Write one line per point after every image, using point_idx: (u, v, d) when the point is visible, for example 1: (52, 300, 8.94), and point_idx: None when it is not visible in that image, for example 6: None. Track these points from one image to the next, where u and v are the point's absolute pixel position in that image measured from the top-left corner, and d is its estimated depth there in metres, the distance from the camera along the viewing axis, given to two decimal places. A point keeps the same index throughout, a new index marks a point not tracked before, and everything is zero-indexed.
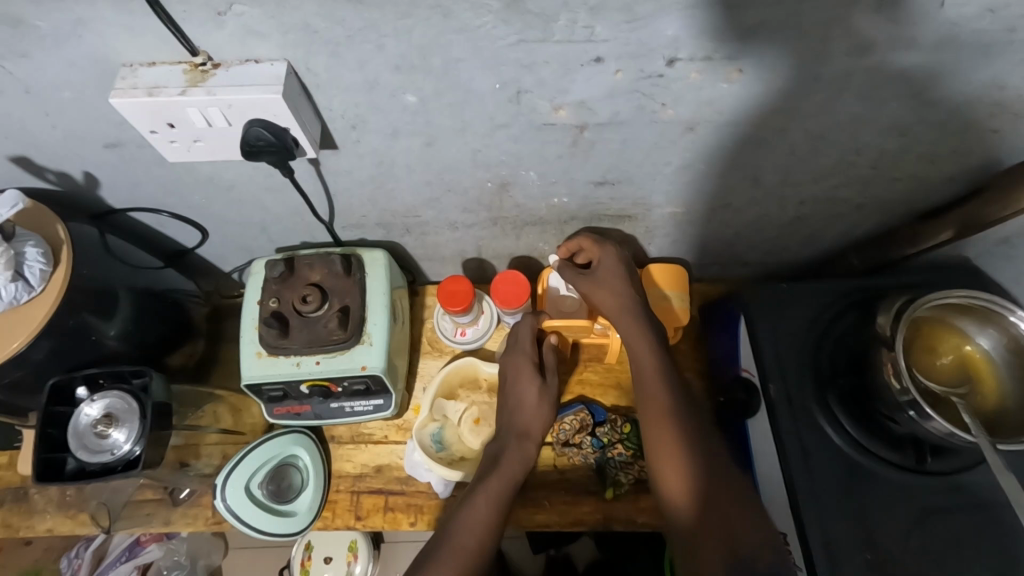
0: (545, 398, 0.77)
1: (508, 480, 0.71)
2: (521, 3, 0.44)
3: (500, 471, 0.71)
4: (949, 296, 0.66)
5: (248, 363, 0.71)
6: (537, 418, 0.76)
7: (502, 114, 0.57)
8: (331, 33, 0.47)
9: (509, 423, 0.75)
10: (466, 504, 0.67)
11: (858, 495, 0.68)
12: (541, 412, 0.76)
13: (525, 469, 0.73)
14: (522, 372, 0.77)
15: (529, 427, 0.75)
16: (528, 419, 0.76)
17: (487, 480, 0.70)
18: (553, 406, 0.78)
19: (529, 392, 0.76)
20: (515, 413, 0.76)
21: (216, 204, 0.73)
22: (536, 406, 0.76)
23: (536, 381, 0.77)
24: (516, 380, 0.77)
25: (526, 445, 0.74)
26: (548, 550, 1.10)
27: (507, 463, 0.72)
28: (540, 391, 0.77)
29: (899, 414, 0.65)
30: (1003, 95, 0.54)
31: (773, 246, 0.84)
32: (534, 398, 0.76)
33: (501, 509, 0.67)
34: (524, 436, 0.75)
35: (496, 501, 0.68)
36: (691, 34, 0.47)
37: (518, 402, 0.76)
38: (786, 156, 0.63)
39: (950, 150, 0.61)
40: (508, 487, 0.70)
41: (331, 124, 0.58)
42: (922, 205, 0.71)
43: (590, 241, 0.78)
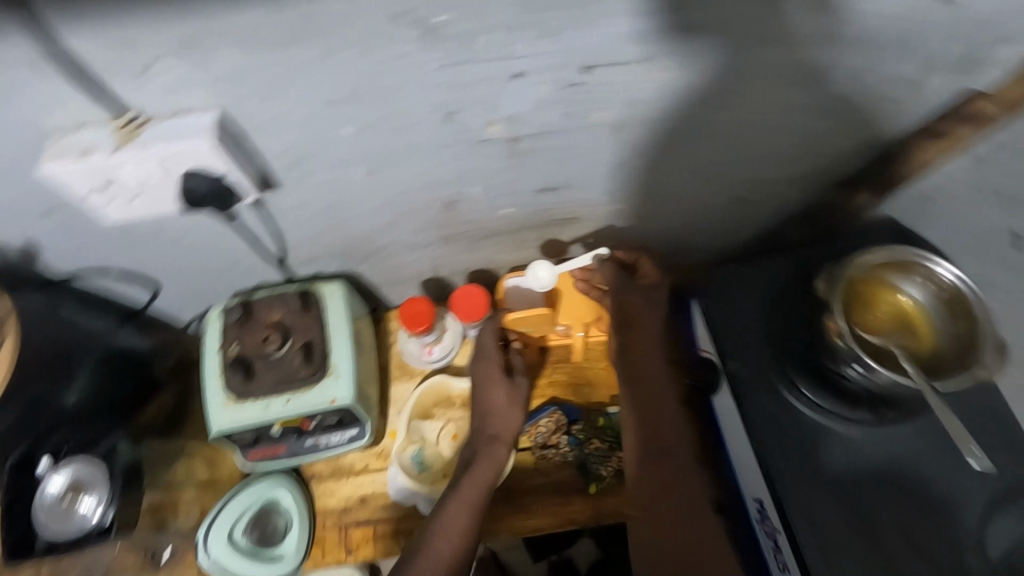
0: (515, 399, 0.81)
1: (484, 483, 0.73)
2: (440, 31, 0.46)
3: (474, 477, 0.73)
4: (869, 255, 0.72)
5: (216, 412, 0.71)
6: (509, 420, 0.80)
7: (438, 136, 0.58)
8: (258, 77, 0.48)
9: (483, 429, 0.79)
10: (446, 506, 0.70)
11: (826, 451, 0.72)
12: (511, 414, 0.80)
13: (497, 472, 0.76)
14: (489, 375, 0.81)
15: (501, 431, 0.79)
16: (500, 423, 0.79)
17: (463, 480, 0.73)
18: (524, 406, 0.81)
19: (500, 395, 0.80)
20: (489, 418, 0.80)
21: (166, 257, 0.72)
22: (506, 408, 0.80)
23: (502, 385, 0.81)
24: (484, 384, 0.81)
25: (499, 448, 0.78)
26: (549, 556, 1.10)
27: (485, 465, 0.75)
28: (508, 393, 0.81)
29: (848, 370, 0.69)
30: (896, 67, 0.58)
31: (716, 229, 0.88)
32: (504, 401, 0.80)
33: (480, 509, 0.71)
34: (497, 440, 0.78)
35: (475, 505, 0.70)
36: (605, 43, 0.50)
37: (490, 407, 0.80)
38: (712, 143, 0.67)
39: (858, 120, 0.66)
40: (484, 487, 0.73)
41: (270, 164, 0.59)
42: (844, 173, 0.76)
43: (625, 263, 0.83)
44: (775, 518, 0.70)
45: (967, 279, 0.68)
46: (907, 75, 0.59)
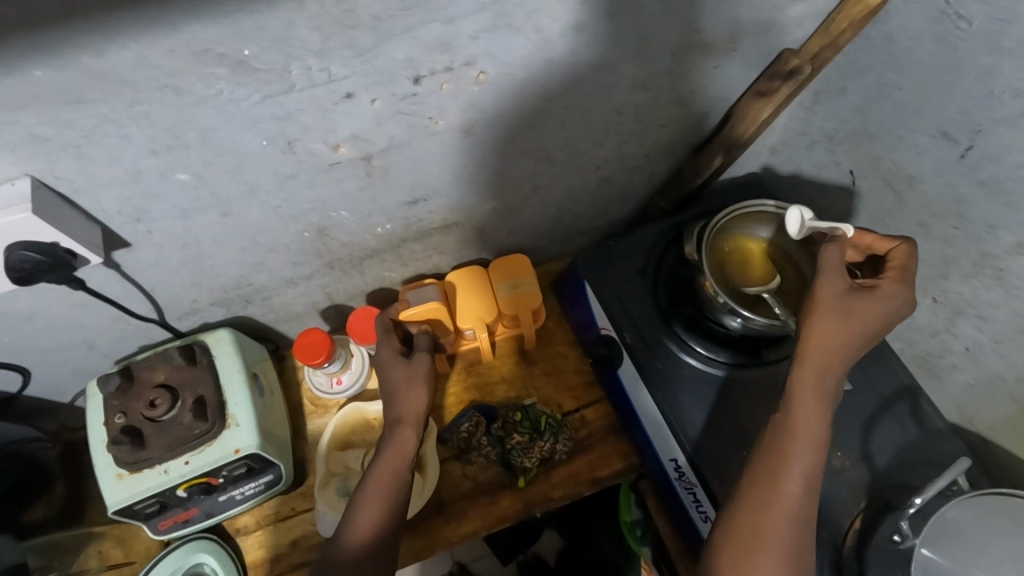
0: (415, 378, 0.76)
1: (394, 470, 0.70)
2: (247, 64, 0.46)
3: (382, 466, 0.70)
4: (722, 216, 0.77)
5: (111, 489, 0.67)
6: (413, 400, 0.75)
7: (284, 166, 0.58)
8: (63, 137, 0.46)
9: (388, 414, 0.75)
10: (355, 506, 0.68)
11: (721, 401, 0.76)
12: (415, 393, 0.75)
13: (408, 454, 0.71)
14: (384, 359, 0.77)
15: (405, 411, 0.74)
16: (404, 405, 0.74)
17: (371, 473, 0.70)
18: (427, 381, 0.76)
19: (397, 374, 0.76)
20: (392, 401, 0.75)
21: (23, 338, 0.68)
22: (406, 388, 0.75)
23: (398, 365, 0.76)
24: (384, 368, 0.77)
25: (404, 430, 0.73)
26: (517, 556, 1.10)
27: (391, 454, 0.71)
28: (405, 372, 0.76)
29: (731, 321, 0.75)
30: (705, 36, 0.63)
31: (596, 211, 0.91)
32: (403, 382, 0.75)
33: (390, 504, 0.68)
34: (400, 422, 0.73)
35: (383, 500, 0.68)
36: (422, 52, 0.51)
37: (390, 391, 0.75)
38: (563, 131, 0.70)
39: (690, 90, 0.71)
40: (394, 480, 0.69)
41: (110, 223, 0.56)
42: (693, 141, 0.82)
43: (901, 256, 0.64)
44: (691, 473, 0.74)
45: None
46: (716, 42, 0.64)
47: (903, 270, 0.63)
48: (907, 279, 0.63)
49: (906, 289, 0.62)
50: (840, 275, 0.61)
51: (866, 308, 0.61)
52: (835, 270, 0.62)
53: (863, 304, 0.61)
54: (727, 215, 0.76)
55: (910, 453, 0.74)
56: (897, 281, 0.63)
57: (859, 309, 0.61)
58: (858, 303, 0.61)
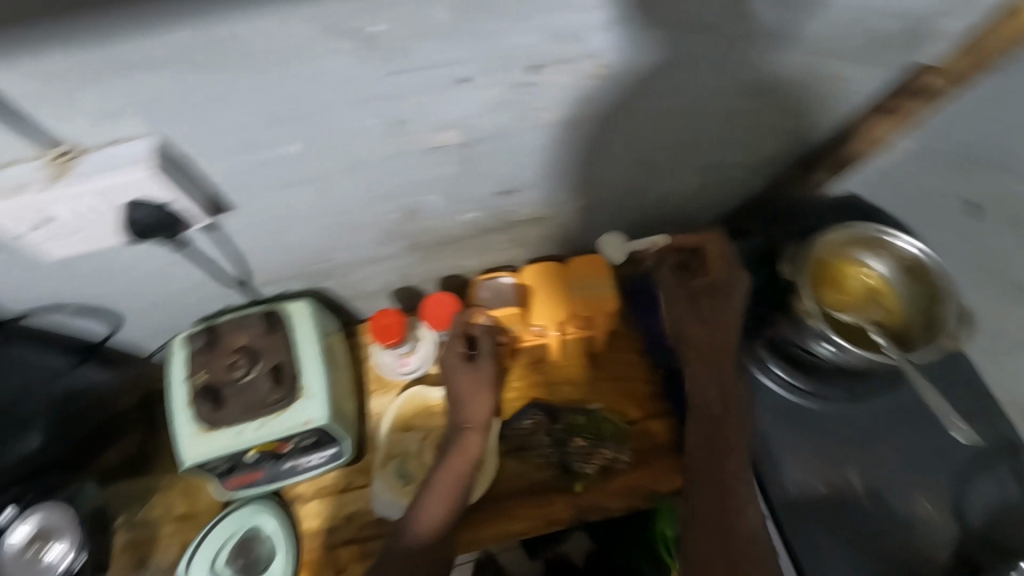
0: (481, 383, 0.78)
1: (460, 474, 0.72)
2: (374, 41, 0.45)
3: (449, 468, 0.72)
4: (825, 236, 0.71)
5: (187, 443, 0.69)
6: (479, 405, 0.77)
7: (387, 146, 0.58)
8: (190, 101, 0.47)
9: (453, 418, 0.77)
10: (420, 504, 0.69)
11: (799, 431, 0.73)
12: (481, 399, 0.78)
13: (472, 459, 0.73)
14: (451, 364, 0.79)
15: (472, 417, 0.76)
16: (471, 409, 0.77)
17: (435, 474, 0.72)
18: (493, 387, 0.79)
19: (464, 380, 0.78)
20: (458, 404, 0.78)
21: (120, 290, 0.70)
22: (473, 393, 0.78)
23: (465, 370, 0.79)
24: (449, 371, 0.79)
25: (470, 435, 0.75)
26: (545, 552, 1.06)
27: (457, 457, 0.73)
28: (472, 376, 0.78)
29: (819, 348, 0.70)
30: (839, 46, 0.59)
31: (682, 216, 0.88)
32: (469, 387, 0.78)
33: (453, 505, 0.70)
34: (467, 427, 0.75)
35: (449, 501, 0.70)
36: (545, 41, 0.50)
37: (457, 394, 0.78)
38: (667, 134, 0.68)
39: (810, 101, 0.67)
40: (458, 483, 0.71)
41: (217, 187, 0.57)
42: (799, 154, 0.77)
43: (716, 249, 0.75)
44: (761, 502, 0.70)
45: (930, 252, 0.70)
46: (849, 53, 0.60)
47: (721, 255, 0.75)
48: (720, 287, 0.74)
49: (729, 272, 0.74)
50: (682, 300, 0.75)
51: (715, 308, 0.73)
52: (681, 304, 0.75)
53: (715, 306, 0.74)
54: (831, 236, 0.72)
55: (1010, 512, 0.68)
56: (720, 268, 0.75)
57: (712, 316, 0.74)
58: (707, 311, 0.73)
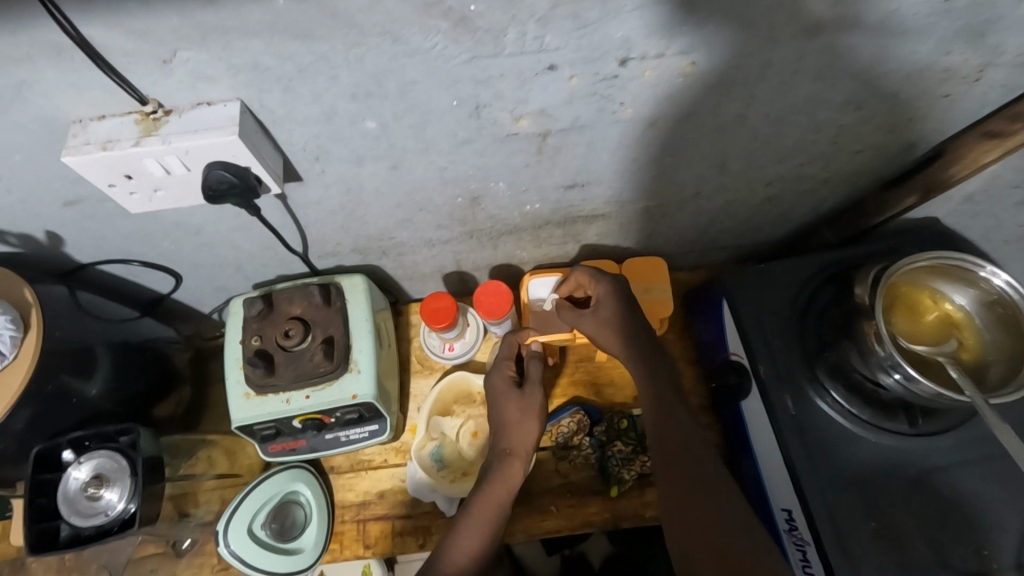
0: (529, 410, 0.74)
1: (499, 504, 0.69)
2: (469, 21, 0.44)
3: (488, 498, 0.69)
4: (908, 259, 0.65)
5: (237, 404, 0.71)
6: (524, 433, 0.74)
7: (464, 129, 0.57)
8: (282, 69, 0.47)
9: (496, 443, 0.74)
10: (456, 531, 0.66)
11: (855, 461, 0.69)
12: (526, 426, 0.74)
13: (511, 489, 0.71)
14: (498, 389, 0.76)
15: (516, 444, 0.73)
16: (516, 437, 0.73)
17: (475, 498, 0.69)
18: (540, 414, 0.74)
19: (512, 409, 0.74)
20: (502, 431, 0.74)
21: (187, 249, 0.72)
22: (518, 420, 0.74)
23: (511, 397, 0.75)
24: (496, 396, 0.76)
25: (512, 464, 0.72)
26: (562, 550, 1.05)
27: (497, 485, 0.70)
28: (518, 403, 0.74)
29: (885, 378, 0.66)
30: (951, 60, 0.55)
31: (747, 227, 0.85)
32: (516, 414, 0.74)
33: (491, 533, 0.66)
34: (509, 455, 0.72)
35: (486, 530, 0.66)
36: (641, 34, 0.48)
37: (502, 421, 0.74)
38: (749, 141, 0.65)
39: (906, 118, 0.63)
40: (498, 511, 0.68)
41: (292, 157, 0.58)
42: (884, 172, 0.74)
43: (585, 277, 0.77)
44: (804, 529, 0.67)
45: (1016, 285, 0.65)
46: (961, 70, 0.56)
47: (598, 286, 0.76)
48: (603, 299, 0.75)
49: (605, 285, 0.75)
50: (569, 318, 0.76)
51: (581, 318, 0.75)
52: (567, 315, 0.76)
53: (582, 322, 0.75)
54: (912, 259, 0.66)
55: None
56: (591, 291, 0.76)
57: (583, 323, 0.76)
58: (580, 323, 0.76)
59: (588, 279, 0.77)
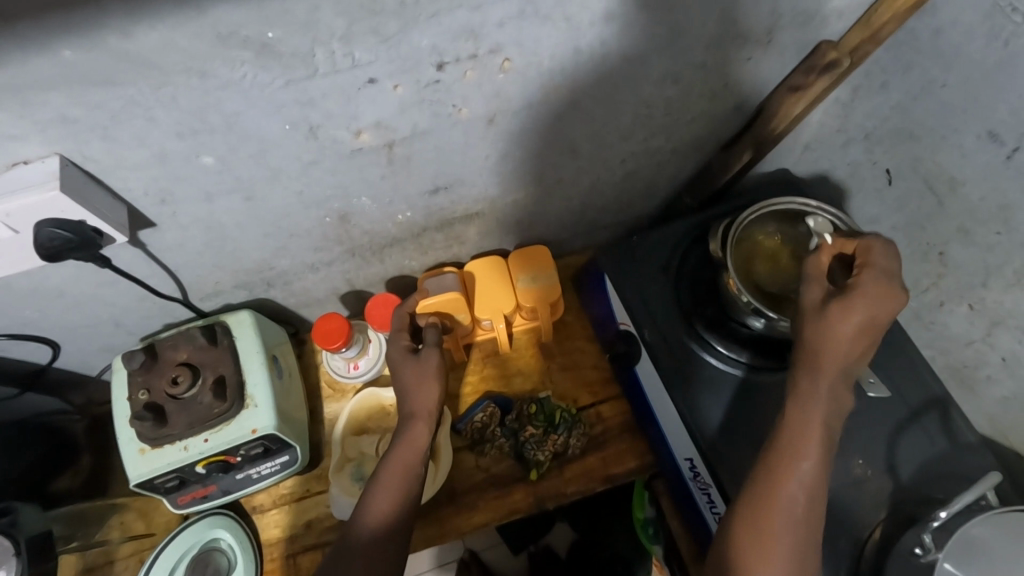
0: (426, 374, 0.76)
1: (409, 468, 0.71)
2: (272, 48, 0.46)
3: (396, 460, 0.71)
4: (746, 213, 0.74)
5: (134, 462, 0.69)
6: (425, 396, 0.76)
7: (308, 151, 0.58)
8: (93, 118, 0.47)
9: (401, 408, 0.76)
10: (369, 497, 0.69)
11: (735, 401, 0.74)
12: (425, 389, 0.76)
13: (422, 451, 0.73)
14: (396, 358, 0.77)
15: (418, 407, 0.75)
16: (417, 401, 0.76)
17: (382, 468, 0.71)
18: (437, 376, 0.76)
19: (409, 372, 0.76)
20: (405, 396, 0.76)
21: (53, 314, 0.69)
22: (417, 384, 0.76)
23: (408, 363, 0.77)
24: (394, 365, 0.78)
25: (416, 426, 0.74)
26: (528, 548, 1.10)
27: (404, 448, 0.72)
28: (416, 369, 0.76)
29: (754, 322, 0.72)
30: (738, 27, 0.61)
31: (621, 204, 0.90)
32: (413, 377, 0.76)
33: (405, 492, 0.70)
34: (413, 418, 0.75)
35: (397, 493, 0.69)
36: (446, 40, 0.51)
37: (403, 387, 0.76)
38: (590, 124, 0.70)
39: (723, 84, 0.70)
40: (407, 474, 0.71)
41: (136, 204, 0.57)
42: (724, 135, 0.80)
43: (883, 253, 0.62)
44: (706, 473, 0.72)
45: (842, 217, 0.71)
46: (752, 33, 0.62)
47: (886, 267, 0.61)
48: (892, 274, 0.61)
49: (890, 286, 0.60)
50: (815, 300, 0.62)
51: (846, 312, 0.60)
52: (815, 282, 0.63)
53: (842, 311, 0.60)
54: (754, 211, 0.74)
55: (939, 467, 0.72)
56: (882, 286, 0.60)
57: (841, 311, 0.60)
58: (830, 323, 0.60)
59: (885, 258, 0.62)
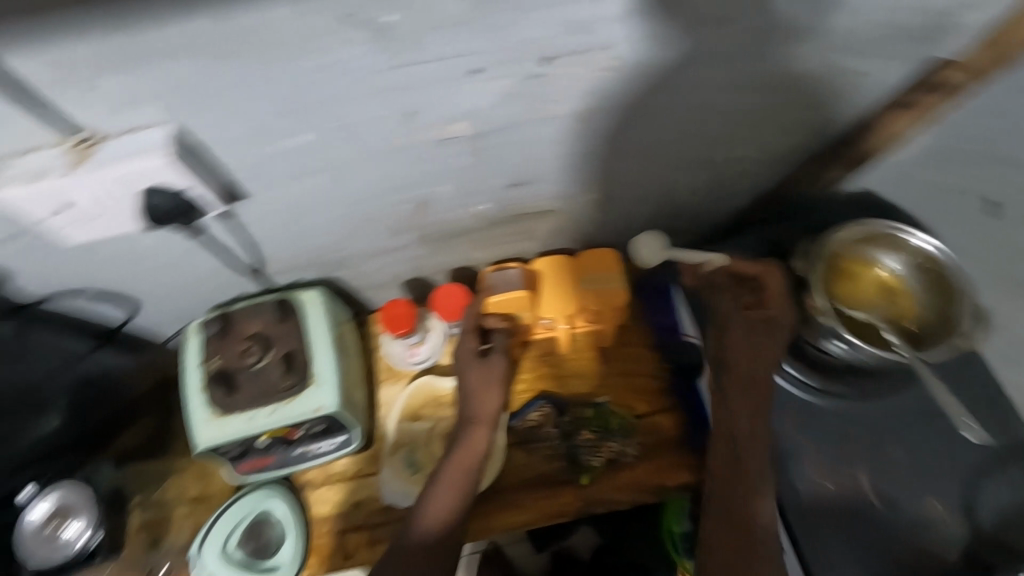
0: (491, 379, 0.79)
1: (468, 469, 0.73)
2: (388, 31, 0.46)
3: (456, 461, 0.73)
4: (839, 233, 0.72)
5: (201, 428, 0.71)
6: (486, 401, 0.78)
7: (401, 136, 0.58)
8: (205, 90, 0.47)
9: (463, 412, 0.79)
10: (428, 498, 0.70)
11: (802, 425, 0.72)
12: (489, 394, 0.79)
13: (480, 457, 0.74)
14: (463, 359, 0.81)
15: (479, 412, 0.78)
16: (479, 405, 0.78)
17: (442, 469, 0.73)
18: (501, 383, 0.79)
19: (474, 374, 0.79)
20: (468, 399, 0.79)
21: (136, 277, 0.71)
22: (480, 389, 0.79)
23: (474, 366, 0.80)
24: (461, 366, 0.81)
25: (476, 430, 0.76)
26: (550, 546, 1.06)
27: (464, 451, 0.74)
28: (482, 372, 0.80)
29: (830, 345, 0.71)
30: (856, 39, 0.58)
31: (694, 211, 0.88)
32: (477, 381, 0.79)
33: (462, 493, 0.71)
34: (474, 422, 0.77)
35: (457, 492, 0.71)
36: (556, 34, 0.50)
37: (467, 389, 0.79)
38: (681, 129, 0.68)
39: (825, 97, 0.67)
40: (465, 476, 0.72)
41: (231, 176, 0.58)
42: (815, 149, 0.77)
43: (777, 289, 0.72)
44: (767, 497, 0.70)
45: (946, 250, 0.70)
46: (868, 46, 0.59)
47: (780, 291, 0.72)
48: (784, 300, 0.72)
49: (784, 316, 0.71)
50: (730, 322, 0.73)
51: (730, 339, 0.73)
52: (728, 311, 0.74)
53: (736, 338, 0.72)
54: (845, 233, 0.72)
55: None
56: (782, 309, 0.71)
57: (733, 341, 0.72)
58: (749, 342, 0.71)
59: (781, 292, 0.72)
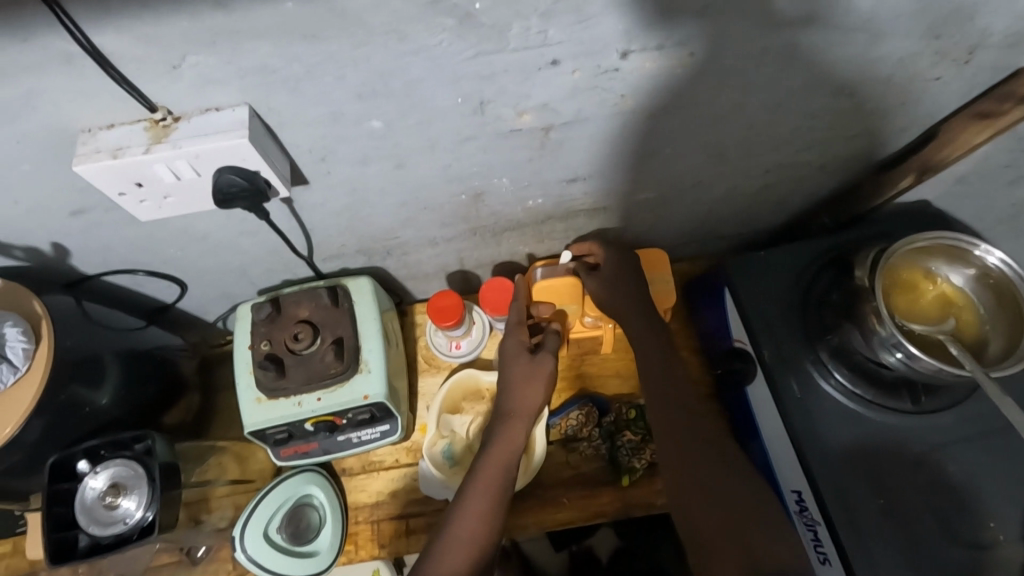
0: (535, 375, 0.78)
1: (505, 465, 0.72)
2: (475, 17, 0.45)
3: (494, 456, 0.72)
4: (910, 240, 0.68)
5: (248, 410, 0.71)
6: (529, 397, 0.77)
7: (469, 126, 0.57)
8: (286, 72, 0.47)
9: (501, 406, 0.77)
10: (466, 497, 0.68)
11: (856, 437, 0.71)
12: (531, 390, 0.77)
13: (516, 453, 0.74)
14: (510, 354, 0.79)
15: (518, 407, 0.77)
16: (519, 400, 0.77)
17: (480, 465, 0.71)
18: (548, 380, 0.78)
19: (519, 370, 0.78)
20: (508, 394, 0.78)
21: (192, 257, 0.72)
22: (523, 384, 0.77)
23: (521, 361, 0.78)
24: (507, 358, 0.79)
25: (514, 425, 0.75)
26: (569, 546, 1.06)
27: (501, 446, 0.73)
28: (526, 368, 0.78)
29: (888, 356, 0.67)
30: (941, 44, 0.56)
31: (745, 216, 0.86)
32: (521, 377, 0.77)
33: (501, 488, 0.70)
34: (511, 416, 0.76)
35: (494, 486, 0.69)
36: (640, 28, 0.49)
37: (510, 383, 0.78)
38: (746, 130, 0.66)
39: (899, 103, 0.65)
40: (504, 470, 0.71)
41: (298, 159, 0.58)
42: (879, 157, 0.75)
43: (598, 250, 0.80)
44: (815, 509, 0.68)
45: (1011, 262, 0.67)
46: (953, 52, 0.58)
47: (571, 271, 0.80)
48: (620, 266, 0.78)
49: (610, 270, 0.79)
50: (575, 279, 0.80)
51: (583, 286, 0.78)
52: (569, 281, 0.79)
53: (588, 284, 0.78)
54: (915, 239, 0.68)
55: None
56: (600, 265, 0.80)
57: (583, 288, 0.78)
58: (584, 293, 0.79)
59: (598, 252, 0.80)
